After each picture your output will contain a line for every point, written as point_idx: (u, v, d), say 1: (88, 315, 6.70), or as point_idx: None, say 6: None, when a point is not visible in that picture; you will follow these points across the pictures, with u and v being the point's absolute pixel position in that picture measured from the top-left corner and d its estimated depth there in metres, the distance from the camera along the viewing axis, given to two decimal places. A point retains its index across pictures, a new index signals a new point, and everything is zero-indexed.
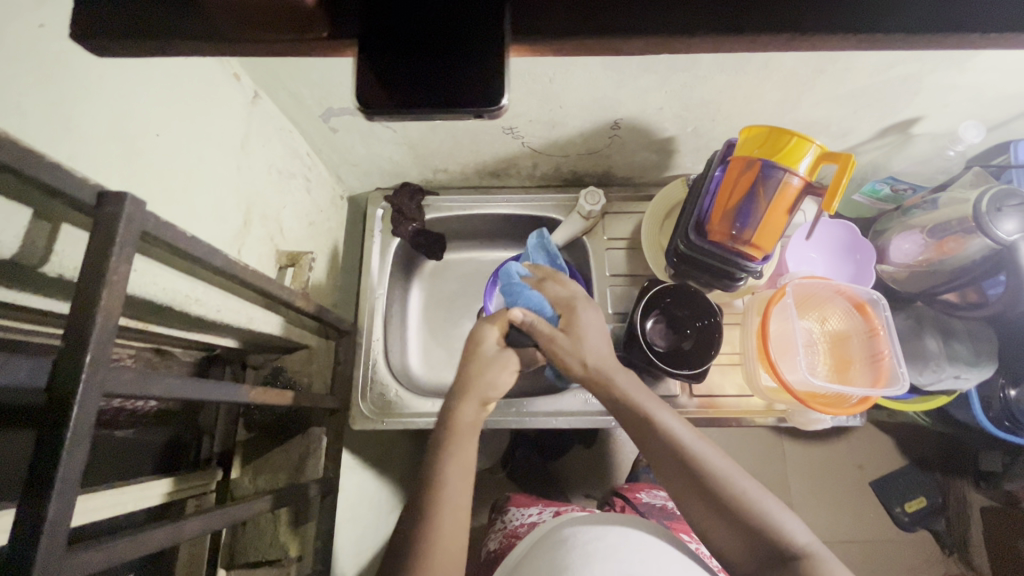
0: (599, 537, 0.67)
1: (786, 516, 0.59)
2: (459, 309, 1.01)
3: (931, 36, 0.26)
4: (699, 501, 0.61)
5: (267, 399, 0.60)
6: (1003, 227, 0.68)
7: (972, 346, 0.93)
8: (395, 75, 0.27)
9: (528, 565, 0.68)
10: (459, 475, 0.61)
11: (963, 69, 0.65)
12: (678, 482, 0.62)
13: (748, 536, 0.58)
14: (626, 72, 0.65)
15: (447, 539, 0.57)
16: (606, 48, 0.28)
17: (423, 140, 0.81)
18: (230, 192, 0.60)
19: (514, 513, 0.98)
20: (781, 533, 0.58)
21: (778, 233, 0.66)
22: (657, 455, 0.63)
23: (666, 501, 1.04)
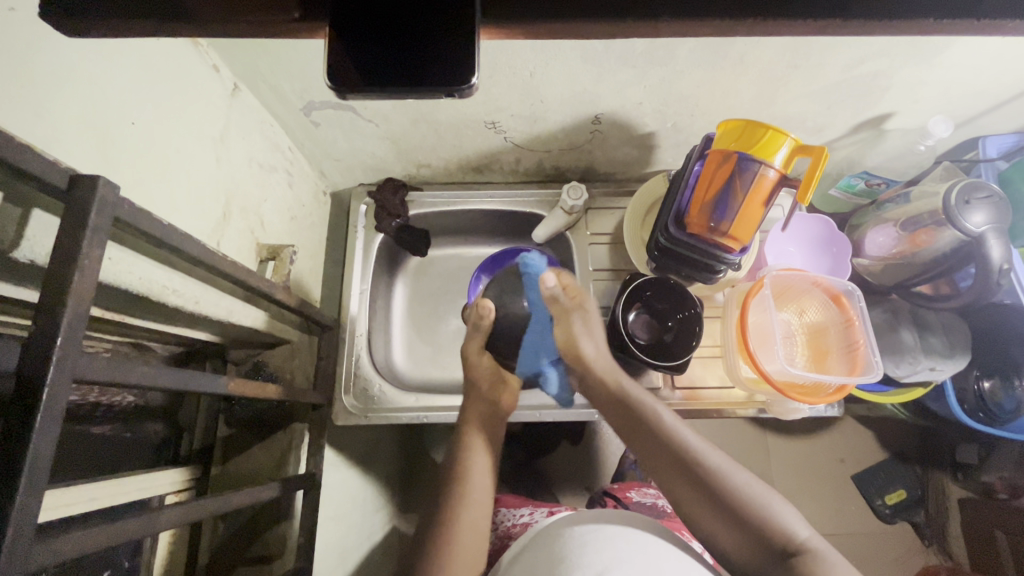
0: (596, 529, 0.68)
1: (786, 511, 0.59)
2: (444, 305, 1.02)
3: (885, 25, 0.28)
4: (703, 506, 0.61)
5: (247, 391, 0.60)
6: (971, 219, 0.70)
7: (947, 337, 0.98)
8: (364, 54, 0.27)
9: (525, 559, 0.69)
10: (479, 478, 0.71)
11: (932, 65, 0.66)
12: (681, 487, 0.63)
13: (750, 536, 0.58)
14: (605, 66, 0.65)
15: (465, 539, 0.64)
16: (573, 32, 0.28)
17: (405, 135, 0.81)
18: (209, 183, 0.60)
19: (504, 514, 0.99)
20: (781, 528, 0.58)
21: (755, 225, 0.67)
22: (659, 462, 0.65)
23: (657, 498, 1.05)
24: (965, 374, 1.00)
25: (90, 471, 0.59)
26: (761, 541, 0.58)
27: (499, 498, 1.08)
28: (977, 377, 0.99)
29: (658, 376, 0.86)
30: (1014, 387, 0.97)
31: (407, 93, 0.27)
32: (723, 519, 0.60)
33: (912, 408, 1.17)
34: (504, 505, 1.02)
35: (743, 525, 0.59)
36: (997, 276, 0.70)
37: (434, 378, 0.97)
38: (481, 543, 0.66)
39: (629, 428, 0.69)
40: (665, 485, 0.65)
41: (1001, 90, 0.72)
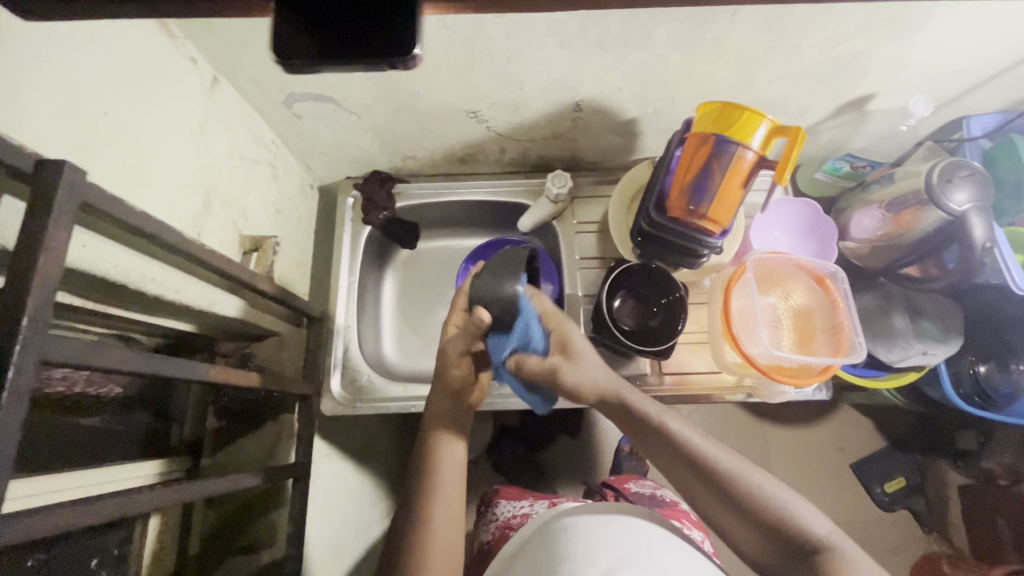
0: (604, 520, 0.69)
1: (802, 506, 0.59)
2: (435, 298, 1.02)
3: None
4: (720, 505, 0.61)
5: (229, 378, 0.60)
6: (954, 198, 0.70)
7: (941, 322, 1.02)
8: (319, 24, 0.27)
9: (531, 548, 0.69)
10: (450, 471, 0.68)
11: (910, 43, 0.66)
12: (695, 488, 0.63)
13: (766, 535, 0.59)
14: (581, 50, 0.65)
15: (440, 548, 0.63)
16: (521, 3, 0.28)
17: (388, 126, 0.81)
18: (188, 174, 0.60)
19: (504, 505, 0.99)
20: (800, 526, 0.58)
21: (734, 207, 0.67)
22: (670, 465, 0.64)
23: (654, 490, 1.06)
24: (960, 359, 1.01)
25: (80, 458, 0.60)
26: (776, 537, 0.58)
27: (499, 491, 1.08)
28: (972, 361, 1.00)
29: (646, 362, 0.86)
30: (1010, 371, 0.98)
31: (359, 63, 0.27)
32: (741, 519, 0.60)
33: (907, 394, 1.16)
34: (505, 497, 1.03)
35: (761, 524, 0.59)
36: (981, 253, 0.70)
37: (424, 370, 0.98)
38: (456, 534, 0.65)
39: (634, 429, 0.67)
40: (677, 478, 0.64)
41: (982, 68, 0.71)
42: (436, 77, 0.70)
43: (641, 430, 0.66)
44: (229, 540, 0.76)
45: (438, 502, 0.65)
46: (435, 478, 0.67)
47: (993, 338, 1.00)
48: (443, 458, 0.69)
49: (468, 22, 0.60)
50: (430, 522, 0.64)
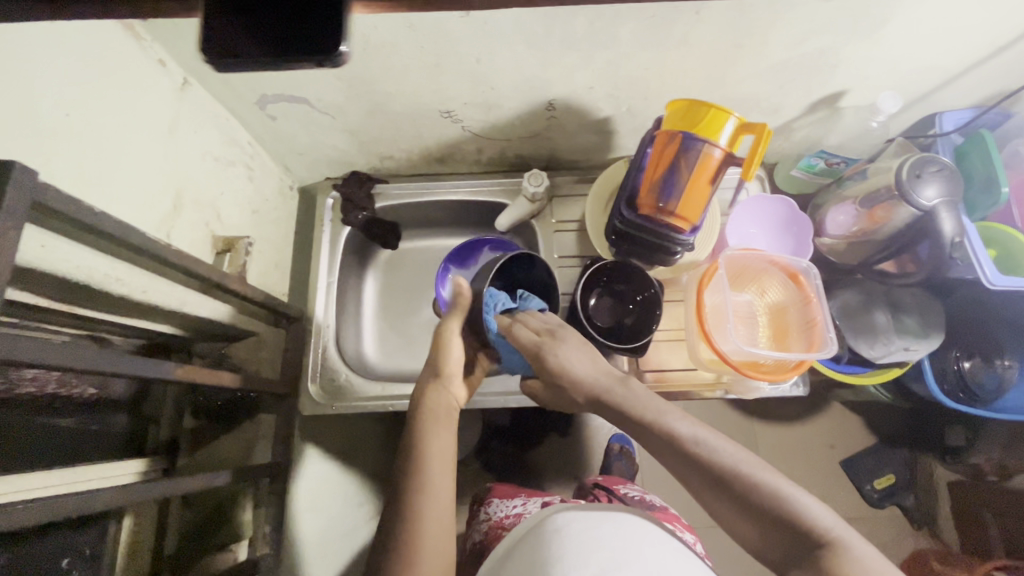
0: (599, 520, 0.62)
1: (805, 500, 0.55)
2: (418, 297, 1.03)
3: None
4: (719, 501, 0.58)
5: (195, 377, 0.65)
6: (922, 194, 0.71)
7: (921, 318, 1.06)
8: (257, 22, 0.28)
9: (519, 551, 0.63)
10: (441, 464, 0.65)
11: (876, 40, 0.66)
12: (693, 482, 0.60)
13: (768, 529, 0.55)
14: (549, 50, 0.66)
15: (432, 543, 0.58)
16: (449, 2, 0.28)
17: (364, 126, 0.81)
18: (156, 175, 0.60)
19: (498, 505, 0.98)
20: (801, 521, 0.54)
21: (703, 205, 0.67)
22: (667, 459, 0.62)
23: (643, 495, 1.05)
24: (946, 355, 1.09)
25: (53, 458, 0.60)
26: (778, 532, 0.54)
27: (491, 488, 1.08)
28: (957, 358, 1.08)
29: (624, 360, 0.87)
30: (994, 366, 1.08)
31: (295, 61, 0.28)
32: (742, 514, 0.56)
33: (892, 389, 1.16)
34: (496, 496, 1.02)
35: (763, 518, 0.55)
36: (949, 249, 0.71)
37: (406, 369, 0.98)
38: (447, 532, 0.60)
39: (632, 426, 0.66)
40: (677, 474, 0.62)
41: (951, 64, 0.72)
42: (407, 77, 0.70)
43: (638, 425, 0.64)
44: (206, 536, 0.76)
45: (429, 495, 0.61)
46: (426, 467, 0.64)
47: (977, 338, 1.10)
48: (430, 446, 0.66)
49: (434, 22, 0.60)
50: (421, 513, 0.60)
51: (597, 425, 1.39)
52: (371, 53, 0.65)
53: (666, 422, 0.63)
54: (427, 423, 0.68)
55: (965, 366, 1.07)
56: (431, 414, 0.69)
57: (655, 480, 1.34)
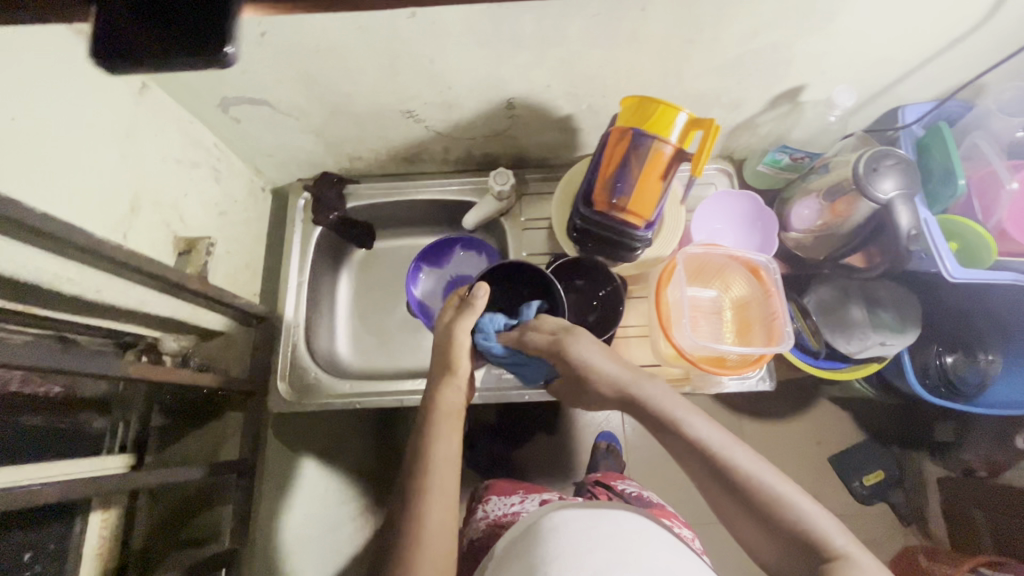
0: (597, 517, 0.62)
1: (819, 515, 0.54)
2: (394, 296, 1.04)
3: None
4: (732, 506, 0.57)
5: (152, 374, 0.68)
6: (879, 187, 0.71)
7: (898, 314, 1.06)
8: (157, 21, 0.29)
9: (520, 546, 0.62)
10: (447, 466, 0.63)
11: (825, 35, 0.66)
12: (707, 486, 0.59)
13: (780, 540, 0.54)
14: (500, 48, 0.67)
15: (436, 539, 0.58)
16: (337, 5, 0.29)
17: (329, 127, 0.83)
18: (112, 177, 0.62)
19: (496, 502, 0.96)
20: (813, 534, 0.53)
21: (656, 200, 0.67)
22: (683, 461, 0.61)
23: (641, 490, 1.04)
24: (927, 349, 1.10)
25: (21, 453, 0.61)
26: (789, 543, 0.54)
27: (490, 486, 1.07)
28: (939, 352, 1.10)
29: None
30: (977, 361, 1.08)
31: (191, 61, 0.29)
32: (755, 522, 0.56)
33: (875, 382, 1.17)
34: (495, 493, 1.00)
35: (775, 529, 0.55)
36: (906, 241, 0.71)
37: (380, 367, 0.99)
38: (450, 531, 0.60)
39: (651, 424, 0.64)
40: (693, 475, 0.61)
41: (908, 58, 0.71)
42: (364, 78, 0.71)
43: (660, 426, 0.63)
44: (179, 530, 0.80)
45: (433, 493, 0.60)
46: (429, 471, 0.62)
47: (961, 333, 1.10)
48: (434, 448, 0.64)
49: (382, 24, 0.61)
50: (422, 517, 0.59)
51: (583, 424, 1.39)
52: (324, 55, 0.66)
53: (686, 423, 0.61)
54: (434, 424, 0.66)
55: (947, 361, 1.09)
56: (439, 415, 0.67)
57: (641, 478, 1.34)
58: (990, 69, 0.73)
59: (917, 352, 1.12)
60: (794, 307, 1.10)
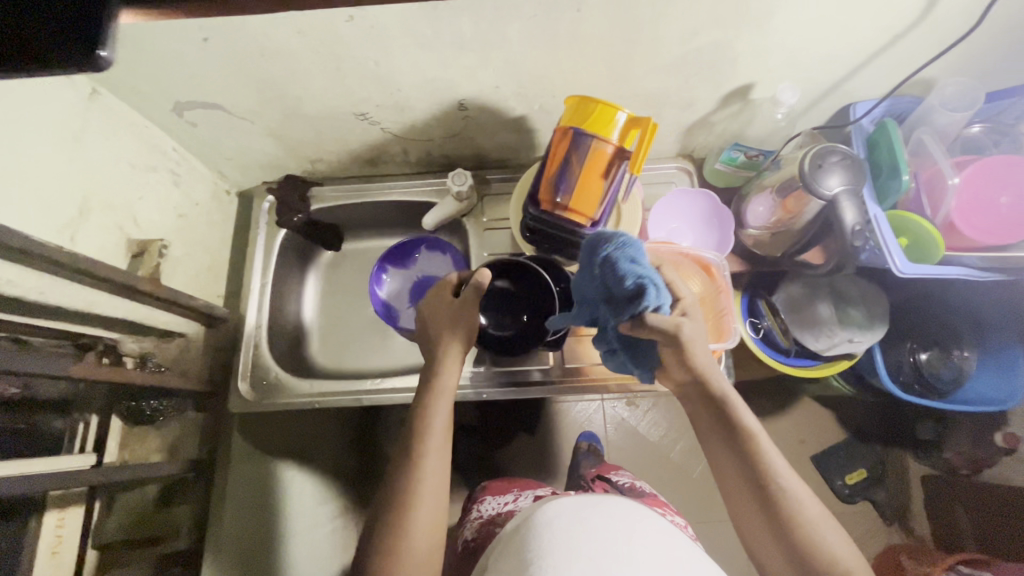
0: (587, 507, 0.61)
1: (826, 529, 0.60)
2: (363, 297, 1.05)
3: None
4: (747, 495, 0.64)
5: (106, 374, 0.69)
6: (825, 183, 0.71)
7: (867, 310, 1.05)
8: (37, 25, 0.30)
9: (511, 547, 0.60)
10: (439, 432, 0.66)
11: (764, 33, 0.67)
12: (732, 476, 0.65)
13: (776, 534, 0.61)
14: (442, 50, 0.67)
15: (427, 500, 0.61)
16: None
17: (286, 130, 0.84)
18: (58, 181, 0.63)
19: (491, 500, 0.94)
20: (813, 542, 0.59)
21: (598, 199, 0.68)
22: (720, 447, 0.67)
23: (635, 481, 1.02)
24: (901, 347, 1.10)
25: None
26: (783, 539, 0.60)
27: (486, 486, 1.04)
28: (913, 350, 1.09)
29: (548, 356, 0.90)
30: (951, 358, 1.08)
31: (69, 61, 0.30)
32: (762, 515, 0.62)
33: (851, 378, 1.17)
34: (490, 493, 0.97)
35: (776, 531, 0.61)
36: (851, 237, 0.71)
37: (348, 367, 1.00)
38: (440, 494, 0.63)
39: (703, 408, 0.68)
40: (722, 461, 0.67)
41: (853, 55, 0.72)
42: (313, 81, 0.72)
43: (711, 417, 0.67)
44: (144, 521, 0.82)
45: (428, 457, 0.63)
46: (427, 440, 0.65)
47: (933, 331, 1.10)
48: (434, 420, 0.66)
49: (322, 27, 0.62)
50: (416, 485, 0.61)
51: (563, 424, 1.39)
52: (270, 59, 0.67)
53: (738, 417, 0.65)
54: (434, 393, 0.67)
55: (921, 358, 1.08)
56: (441, 384, 0.68)
57: None
58: (921, 68, 0.74)
59: (889, 350, 1.11)
60: (763, 305, 1.09)
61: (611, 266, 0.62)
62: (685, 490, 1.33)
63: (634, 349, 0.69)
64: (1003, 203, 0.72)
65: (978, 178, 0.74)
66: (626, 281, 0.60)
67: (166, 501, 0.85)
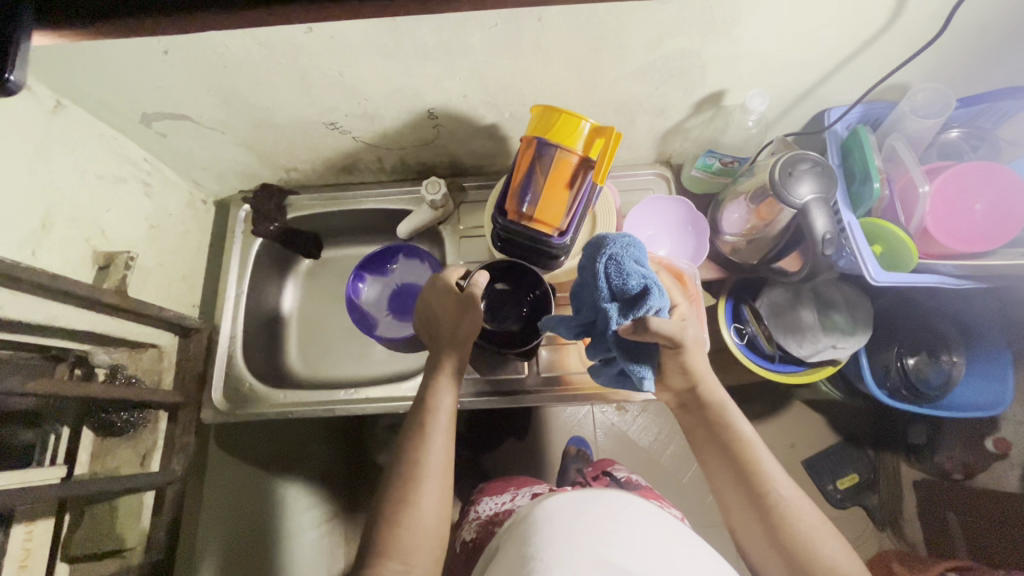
0: (587, 499, 0.60)
1: (825, 537, 0.58)
2: (342, 303, 1.04)
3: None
4: (743, 505, 0.63)
5: (71, 387, 0.69)
6: (797, 191, 0.70)
7: (851, 315, 1.05)
8: None
9: (510, 545, 0.59)
10: (445, 413, 0.68)
11: (731, 39, 0.66)
12: (728, 486, 0.65)
13: (774, 543, 0.59)
14: (407, 60, 0.67)
15: (433, 475, 0.63)
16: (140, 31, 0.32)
17: (257, 140, 0.84)
18: (19, 196, 0.63)
19: (487, 502, 0.92)
20: (812, 549, 0.57)
21: (562, 208, 0.67)
22: (715, 456, 0.67)
23: (631, 475, 1.01)
24: (887, 351, 1.07)
25: None
26: (781, 549, 0.59)
27: (484, 487, 1.03)
28: (900, 354, 1.07)
29: (524, 365, 0.90)
30: (940, 362, 1.06)
31: None
32: (758, 522, 0.61)
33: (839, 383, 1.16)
34: (487, 494, 0.96)
35: (775, 540, 0.59)
36: (822, 246, 0.70)
37: (328, 375, 1.00)
38: (446, 469, 0.65)
39: (697, 418, 0.69)
40: (716, 471, 0.67)
41: (822, 61, 0.71)
42: (278, 91, 0.72)
43: (706, 426, 0.67)
44: (112, 529, 0.79)
45: (434, 435, 0.66)
46: (433, 420, 0.68)
47: (921, 335, 1.08)
48: (441, 402, 0.69)
49: (281, 38, 0.62)
50: (422, 463, 0.64)
51: (553, 430, 1.38)
52: (232, 70, 0.67)
53: (733, 424, 0.66)
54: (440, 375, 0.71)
55: (909, 363, 1.06)
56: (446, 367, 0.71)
57: None
58: (893, 73, 0.73)
59: (877, 355, 1.09)
60: (747, 311, 1.08)
61: (615, 264, 0.61)
62: (675, 494, 1.32)
63: (633, 358, 0.64)
64: (978, 210, 0.72)
65: (952, 185, 0.73)
66: (631, 279, 0.60)
67: (142, 510, 0.82)
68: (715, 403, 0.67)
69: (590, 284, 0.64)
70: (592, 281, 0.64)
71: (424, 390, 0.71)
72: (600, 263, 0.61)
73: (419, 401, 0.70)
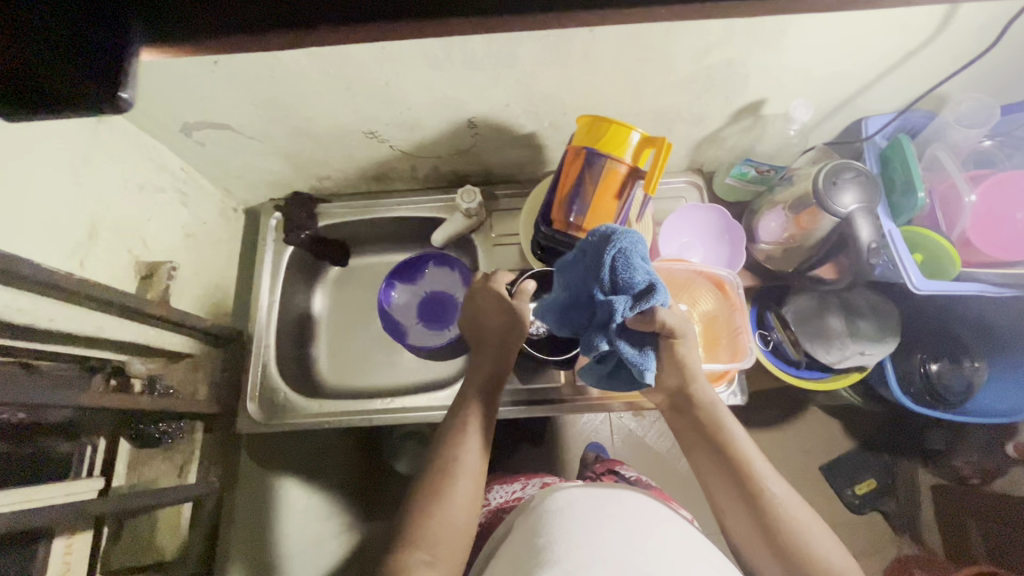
0: (603, 500, 0.59)
1: (819, 536, 0.58)
2: (368, 311, 1.04)
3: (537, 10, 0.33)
4: (737, 506, 0.62)
5: (115, 400, 0.68)
6: (841, 201, 0.70)
7: (878, 324, 1.03)
8: (60, 64, 0.29)
9: (517, 539, 0.58)
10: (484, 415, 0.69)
11: (778, 51, 0.66)
12: (722, 488, 0.64)
13: (768, 545, 0.59)
14: (455, 70, 0.67)
15: (462, 472, 0.63)
16: (245, 43, 0.32)
17: (295, 149, 0.83)
18: (66, 206, 0.62)
19: (496, 491, 0.92)
20: (806, 550, 0.57)
21: (609, 218, 0.68)
22: (710, 459, 0.66)
23: (639, 475, 1.02)
24: (910, 358, 1.08)
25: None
26: (774, 550, 0.58)
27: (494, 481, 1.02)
28: (923, 360, 1.07)
29: (559, 374, 0.90)
30: (963, 368, 1.05)
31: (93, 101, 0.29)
32: (753, 525, 0.61)
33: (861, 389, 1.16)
34: (500, 484, 0.96)
35: (770, 542, 0.59)
36: (867, 254, 0.70)
37: (355, 384, 0.99)
38: (481, 468, 0.65)
39: (690, 420, 0.68)
40: (709, 473, 0.66)
41: (865, 72, 0.71)
42: (322, 101, 0.72)
43: (700, 428, 0.67)
44: (150, 543, 0.79)
45: (472, 434, 0.67)
46: (473, 420, 0.68)
47: (946, 341, 1.08)
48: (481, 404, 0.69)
49: (334, 49, 0.62)
50: (460, 459, 0.64)
51: (570, 434, 1.38)
52: (279, 80, 0.67)
53: (727, 425, 0.65)
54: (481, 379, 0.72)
55: (933, 369, 1.06)
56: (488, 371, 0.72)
57: None
58: (936, 84, 0.73)
59: (898, 362, 1.09)
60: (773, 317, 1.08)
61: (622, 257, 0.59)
62: (692, 499, 1.32)
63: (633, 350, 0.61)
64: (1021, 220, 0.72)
65: (994, 195, 0.74)
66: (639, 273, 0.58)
67: (179, 521, 0.82)
68: (708, 405, 0.66)
69: (588, 277, 0.62)
70: (594, 274, 0.61)
71: (465, 393, 0.72)
72: (607, 256, 0.58)
73: (459, 401, 0.71)
